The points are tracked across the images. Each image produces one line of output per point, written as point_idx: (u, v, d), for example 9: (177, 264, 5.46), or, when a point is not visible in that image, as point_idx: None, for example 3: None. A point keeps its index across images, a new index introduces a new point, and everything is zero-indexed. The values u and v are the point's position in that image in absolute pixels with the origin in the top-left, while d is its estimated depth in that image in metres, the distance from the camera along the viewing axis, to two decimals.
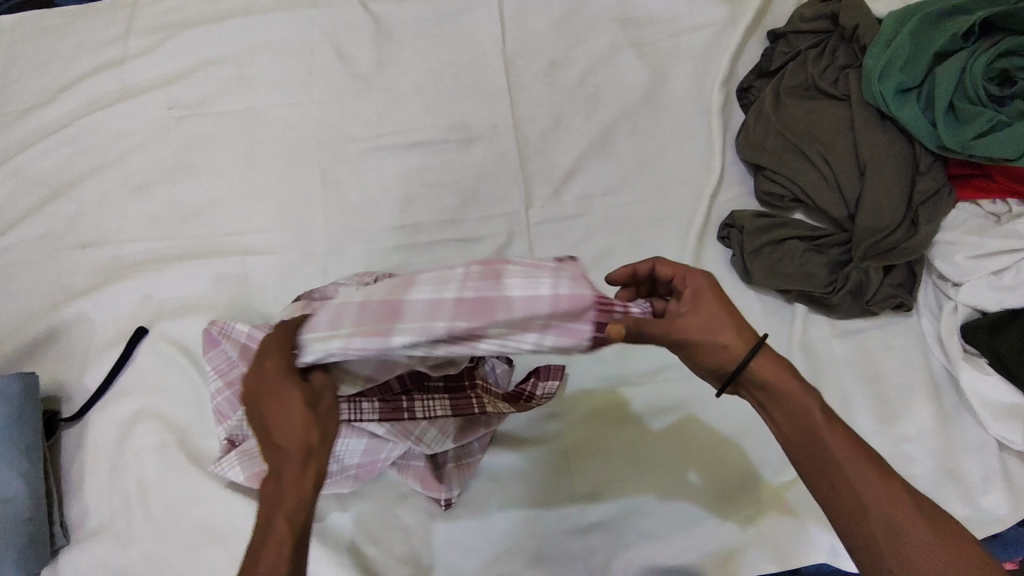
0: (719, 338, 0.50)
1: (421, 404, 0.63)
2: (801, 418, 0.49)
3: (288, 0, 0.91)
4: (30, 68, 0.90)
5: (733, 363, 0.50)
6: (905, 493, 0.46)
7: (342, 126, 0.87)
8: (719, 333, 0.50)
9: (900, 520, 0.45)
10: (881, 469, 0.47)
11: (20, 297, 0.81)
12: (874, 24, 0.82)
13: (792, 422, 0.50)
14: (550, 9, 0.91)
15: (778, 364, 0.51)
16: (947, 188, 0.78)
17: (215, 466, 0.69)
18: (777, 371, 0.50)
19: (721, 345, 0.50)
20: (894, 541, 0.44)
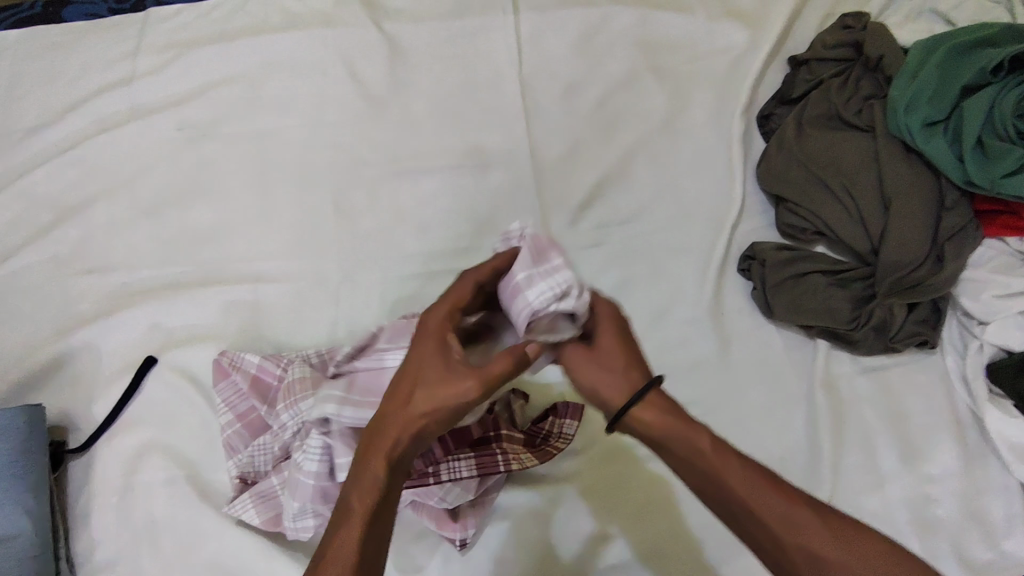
0: (599, 382, 0.55)
1: (446, 467, 0.65)
2: (700, 469, 0.51)
3: (301, 20, 0.90)
4: (37, 86, 0.88)
5: (615, 406, 0.54)
6: (809, 512, 0.49)
7: (355, 149, 0.85)
8: (603, 378, 0.55)
9: (815, 544, 0.48)
10: (784, 492, 0.50)
11: (25, 324, 0.79)
12: (899, 56, 0.81)
13: (695, 475, 0.52)
14: (568, 31, 0.90)
15: (672, 413, 0.53)
16: (973, 224, 0.76)
17: (230, 508, 0.68)
18: (664, 417, 0.53)
19: (602, 392, 0.55)
20: (815, 564, 0.47)
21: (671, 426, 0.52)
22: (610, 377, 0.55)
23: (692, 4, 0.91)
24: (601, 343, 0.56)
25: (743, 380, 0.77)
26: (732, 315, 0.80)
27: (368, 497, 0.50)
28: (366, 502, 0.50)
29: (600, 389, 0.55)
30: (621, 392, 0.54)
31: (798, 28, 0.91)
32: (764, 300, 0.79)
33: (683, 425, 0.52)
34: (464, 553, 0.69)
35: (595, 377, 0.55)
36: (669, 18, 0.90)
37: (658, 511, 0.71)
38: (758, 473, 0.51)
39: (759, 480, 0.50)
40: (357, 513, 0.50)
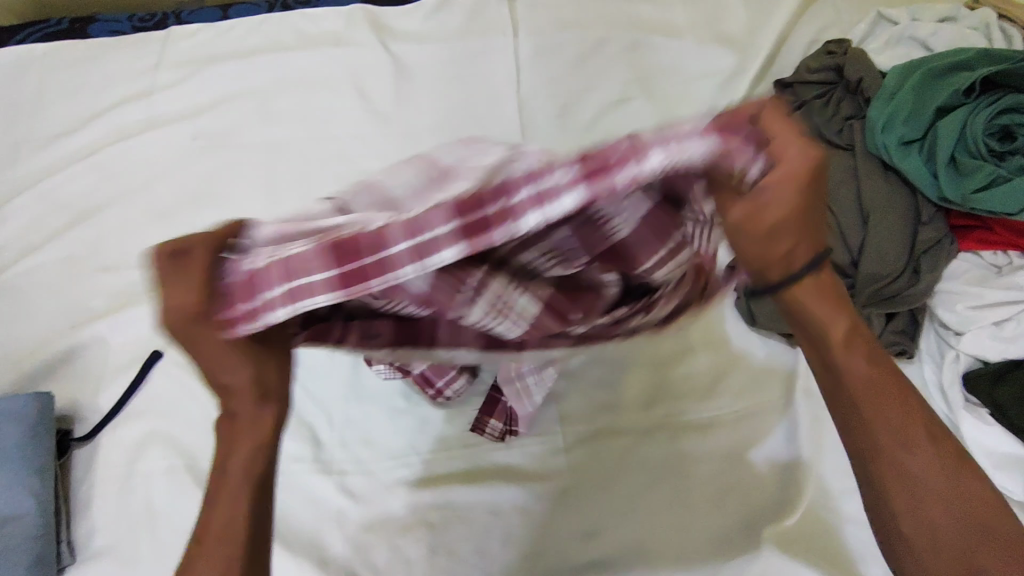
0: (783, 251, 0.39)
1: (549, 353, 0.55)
2: (830, 342, 0.43)
3: (313, 40, 0.96)
4: (62, 96, 0.94)
5: (788, 291, 0.42)
6: (927, 438, 0.43)
7: (358, 160, 0.90)
8: (776, 247, 0.38)
9: (925, 476, 0.42)
10: (909, 412, 0.44)
11: (39, 319, 0.83)
12: (878, 79, 0.85)
13: (816, 343, 0.44)
14: (564, 53, 0.95)
15: (825, 289, 0.42)
16: (948, 239, 0.80)
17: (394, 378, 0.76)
18: (821, 295, 0.42)
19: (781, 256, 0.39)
20: (914, 496, 0.42)
21: (825, 311, 0.43)
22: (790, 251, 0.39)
23: (682, 29, 0.96)
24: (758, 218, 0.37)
25: (724, 387, 0.80)
26: (717, 322, 0.83)
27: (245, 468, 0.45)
28: (242, 482, 0.45)
29: (761, 257, 0.39)
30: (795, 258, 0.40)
31: (784, 54, 0.96)
32: (747, 309, 0.81)
33: (827, 310, 0.43)
34: (448, 545, 0.71)
35: (784, 244, 0.38)
36: (660, 43, 0.95)
37: (634, 509, 0.73)
38: (891, 378, 0.44)
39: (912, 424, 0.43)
40: (226, 499, 0.45)
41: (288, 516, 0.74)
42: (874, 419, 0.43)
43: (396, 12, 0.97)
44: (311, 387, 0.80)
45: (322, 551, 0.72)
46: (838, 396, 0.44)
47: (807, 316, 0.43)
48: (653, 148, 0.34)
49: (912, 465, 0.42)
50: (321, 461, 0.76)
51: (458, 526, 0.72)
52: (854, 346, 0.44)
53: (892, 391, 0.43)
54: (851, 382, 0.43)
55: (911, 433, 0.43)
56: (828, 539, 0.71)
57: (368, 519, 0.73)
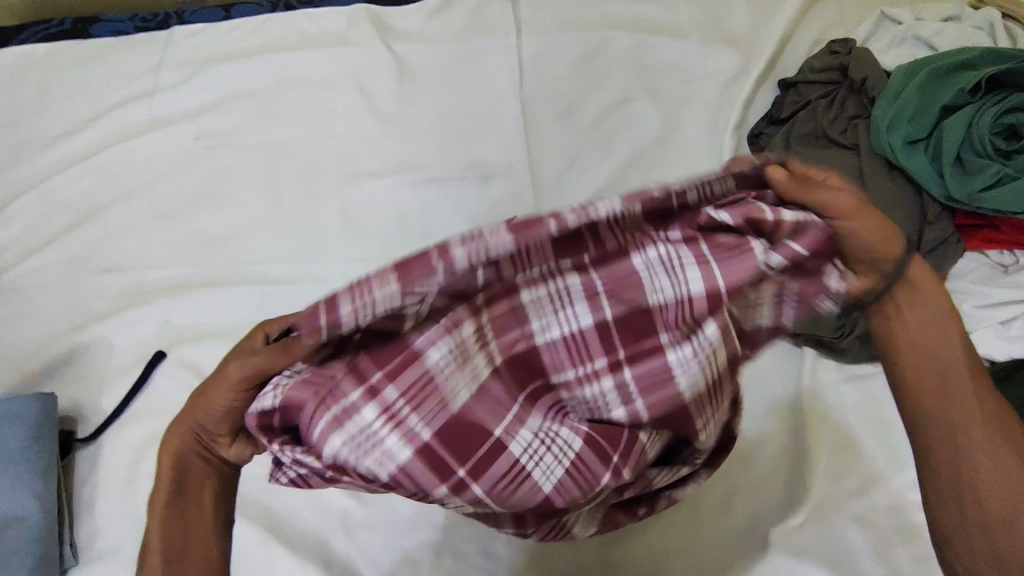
0: (869, 249, 0.46)
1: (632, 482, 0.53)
2: (935, 323, 0.47)
3: (316, 40, 0.95)
4: (64, 97, 0.93)
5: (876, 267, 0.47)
6: (1002, 434, 0.45)
7: (362, 161, 0.90)
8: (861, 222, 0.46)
9: (993, 463, 0.44)
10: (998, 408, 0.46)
11: (41, 320, 0.83)
12: (882, 79, 0.85)
13: (923, 325, 0.47)
14: (567, 53, 0.94)
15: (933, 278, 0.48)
16: (955, 238, 0.79)
17: None
18: (917, 280, 0.48)
19: (865, 247, 0.46)
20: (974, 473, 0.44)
21: (914, 290, 0.48)
22: (879, 230, 0.46)
23: (686, 29, 0.96)
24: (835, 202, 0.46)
25: None
26: None
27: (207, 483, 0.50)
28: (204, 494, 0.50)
29: (873, 239, 0.46)
30: (887, 246, 0.46)
31: (788, 54, 0.96)
32: None
33: (933, 298, 0.47)
34: (453, 547, 0.71)
35: (871, 225, 0.46)
36: (663, 42, 0.95)
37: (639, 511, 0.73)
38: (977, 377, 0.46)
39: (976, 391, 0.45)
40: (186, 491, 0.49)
41: (292, 518, 0.73)
42: (950, 385, 0.46)
43: (399, 13, 0.97)
44: None
45: (327, 553, 0.71)
46: (921, 366, 0.47)
47: (903, 291, 0.47)
48: (675, 233, 0.46)
49: (981, 451, 0.44)
50: None
51: (463, 527, 0.72)
52: (950, 330, 0.47)
53: (976, 377, 0.46)
54: (936, 346, 0.47)
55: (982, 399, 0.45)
56: (837, 538, 0.70)
57: (372, 520, 0.73)
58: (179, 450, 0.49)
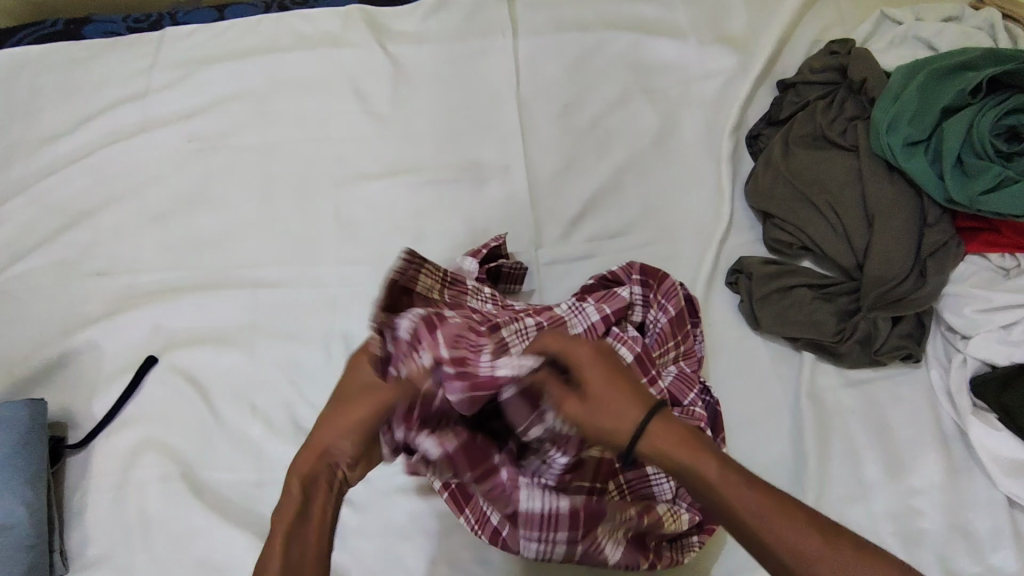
0: (607, 426, 0.49)
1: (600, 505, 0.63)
2: (716, 493, 0.44)
3: (310, 41, 0.94)
4: (56, 98, 0.93)
5: (660, 444, 0.47)
6: (848, 550, 0.41)
7: (357, 163, 0.89)
8: (607, 419, 0.49)
9: None
10: (821, 529, 0.42)
11: (33, 324, 0.82)
12: (882, 79, 0.84)
13: (717, 502, 0.44)
14: (564, 53, 0.94)
15: (677, 431, 0.47)
16: (955, 241, 0.78)
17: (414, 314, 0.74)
18: (674, 438, 0.47)
19: (608, 431, 0.49)
20: None
21: (679, 460, 0.46)
22: (619, 412, 0.49)
23: (684, 30, 0.95)
24: (587, 375, 0.52)
25: (728, 391, 0.78)
26: (721, 326, 0.81)
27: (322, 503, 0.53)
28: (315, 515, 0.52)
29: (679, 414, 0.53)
30: (630, 423, 0.48)
31: (787, 54, 0.95)
32: (751, 312, 0.80)
33: (682, 455, 0.46)
34: (448, 554, 0.70)
35: (586, 405, 0.51)
36: (661, 42, 0.94)
37: None
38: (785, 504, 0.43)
39: (770, 516, 0.43)
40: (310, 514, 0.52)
41: None
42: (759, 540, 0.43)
43: (395, 13, 0.96)
44: (306, 391, 0.78)
45: None
46: (719, 514, 0.45)
47: (674, 465, 0.46)
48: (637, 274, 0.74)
49: None
50: None
51: (458, 533, 0.71)
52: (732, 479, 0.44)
53: (780, 507, 0.43)
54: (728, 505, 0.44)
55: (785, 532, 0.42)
56: None
57: (367, 527, 0.72)
58: (305, 472, 0.54)
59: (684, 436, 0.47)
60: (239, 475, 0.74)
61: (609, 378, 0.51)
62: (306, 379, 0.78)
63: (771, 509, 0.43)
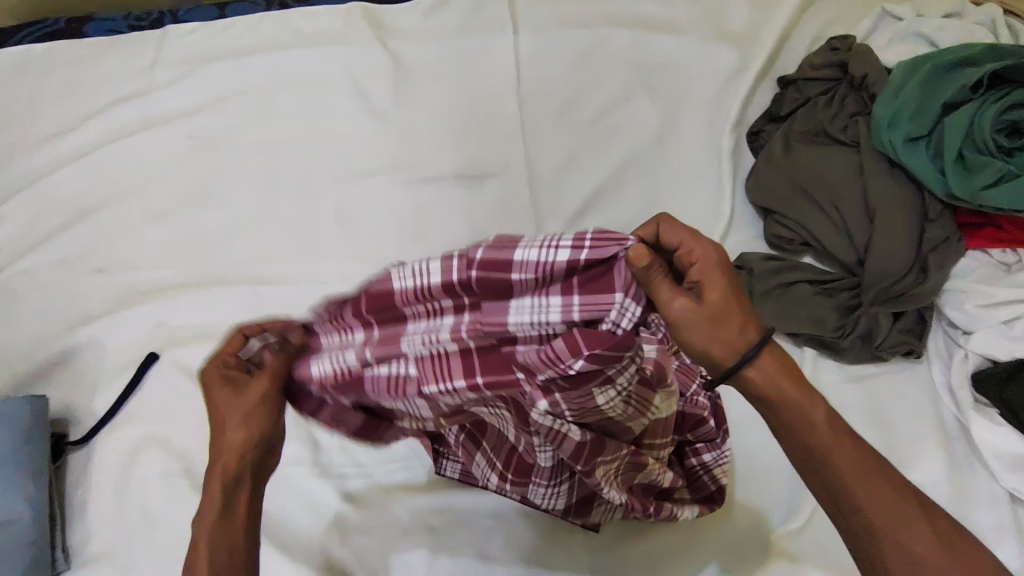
0: (720, 337, 0.46)
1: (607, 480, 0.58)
2: (806, 428, 0.47)
3: (312, 38, 0.95)
4: (57, 96, 0.93)
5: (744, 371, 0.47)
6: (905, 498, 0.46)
7: (358, 160, 0.89)
8: (716, 335, 0.46)
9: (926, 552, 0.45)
10: (884, 471, 0.47)
11: (35, 322, 0.82)
12: (882, 75, 0.84)
13: (797, 433, 0.47)
14: (565, 51, 0.94)
15: (781, 373, 0.47)
16: (957, 236, 0.78)
17: None
18: (773, 376, 0.47)
19: (721, 343, 0.46)
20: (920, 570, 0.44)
21: (796, 402, 0.47)
22: (724, 335, 0.46)
23: (685, 27, 0.95)
24: (709, 302, 0.46)
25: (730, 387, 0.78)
26: None
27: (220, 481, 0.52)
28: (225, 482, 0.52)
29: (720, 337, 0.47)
30: (733, 350, 0.47)
31: (789, 51, 0.95)
32: None
33: (796, 398, 0.47)
34: (449, 550, 0.70)
35: (694, 332, 0.46)
36: (662, 39, 0.94)
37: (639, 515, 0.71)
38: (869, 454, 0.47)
39: (886, 493, 0.46)
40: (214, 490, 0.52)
41: (286, 521, 0.72)
42: (861, 494, 0.46)
43: (396, 11, 0.96)
44: None
45: (320, 557, 0.70)
46: (822, 476, 0.47)
47: (779, 396, 0.47)
48: None
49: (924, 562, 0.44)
50: (321, 464, 0.75)
51: (460, 529, 0.71)
52: (840, 432, 0.47)
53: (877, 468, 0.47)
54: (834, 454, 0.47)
55: (875, 483, 0.46)
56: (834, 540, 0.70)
57: (370, 523, 0.72)
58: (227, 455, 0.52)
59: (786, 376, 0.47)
60: None
61: (734, 299, 0.47)
62: None
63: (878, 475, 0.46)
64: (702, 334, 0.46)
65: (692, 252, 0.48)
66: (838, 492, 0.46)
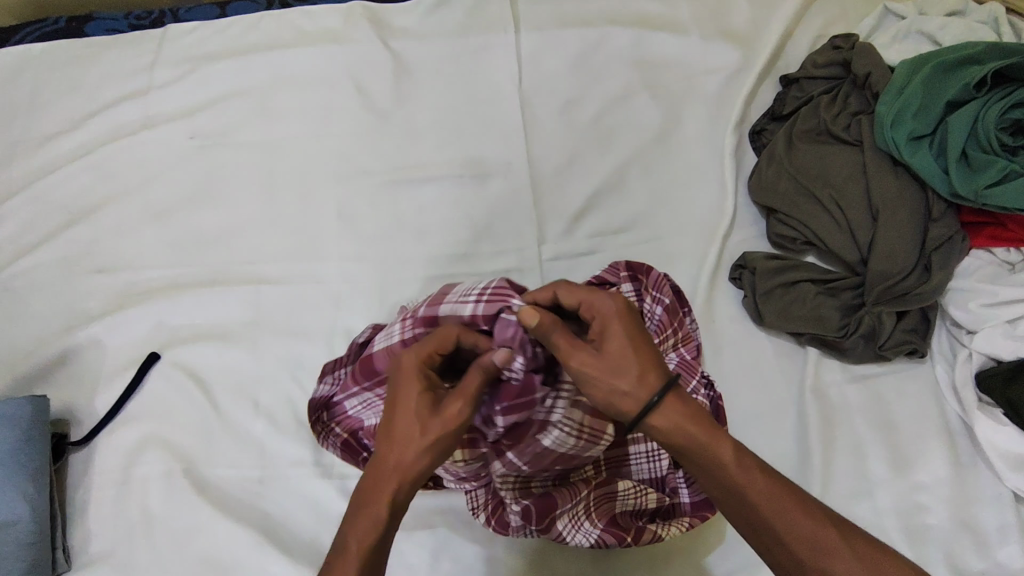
0: (614, 388, 0.51)
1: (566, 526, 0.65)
2: (713, 464, 0.51)
3: (312, 37, 0.94)
4: (57, 95, 0.93)
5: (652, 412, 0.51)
6: (809, 508, 0.50)
7: (359, 159, 0.88)
8: (620, 378, 0.51)
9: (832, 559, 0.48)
10: (789, 489, 0.51)
11: (35, 322, 0.82)
12: (886, 73, 0.83)
13: (708, 470, 0.51)
14: (566, 49, 0.93)
15: (684, 414, 0.51)
16: (960, 235, 0.77)
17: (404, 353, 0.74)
18: (682, 416, 0.51)
19: (613, 390, 0.51)
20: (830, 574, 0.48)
21: (699, 439, 0.51)
22: (626, 377, 0.51)
23: (686, 25, 0.94)
24: (609, 351, 0.52)
25: (732, 387, 0.78)
26: (724, 322, 0.81)
27: (374, 514, 0.51)
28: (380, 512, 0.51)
29: (630, 378, 0.51)
30: (640, 394, 0.51)
31: (790, 50, 0.94)
32: (754, 308, 0.80)
33: (699, 434, 0.51)
34: (451, 550, 0.70)
35: (600, 377, 0.51)
36: (663, 38, 0.94)
37: None
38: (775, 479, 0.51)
39: (794, 510, 0.50)
40: (359, 525, 0.51)
41: (288, 521, 0.72)
42: (770, 516, 0.50)
43: (396, 9, 0.96)
44: (307, 386, 0.78)
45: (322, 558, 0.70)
46: (736, 504, 0.51)
47: (685, 442, 0.51)
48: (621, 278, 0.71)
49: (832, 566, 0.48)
50: (322, 465, 0.74)
51: (462, 530, 0.71)
52: (743, 462, 0.51)
53: (781, 487, 0.51)
54: (744, 492, 0.50)
55: (783, 506, 0.50)
56: None
57: None
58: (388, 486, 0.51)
59: (690, 414, 0.51)
60: (240, 472, 0.74)
61: (630, 347, 0.52)
62: (308, 376, 0.78)
63: (782, 495, 0.50)
64: (609, 381, 0.51)
65: (592, 305, 0.54)
66: (749, 517, 0.51)
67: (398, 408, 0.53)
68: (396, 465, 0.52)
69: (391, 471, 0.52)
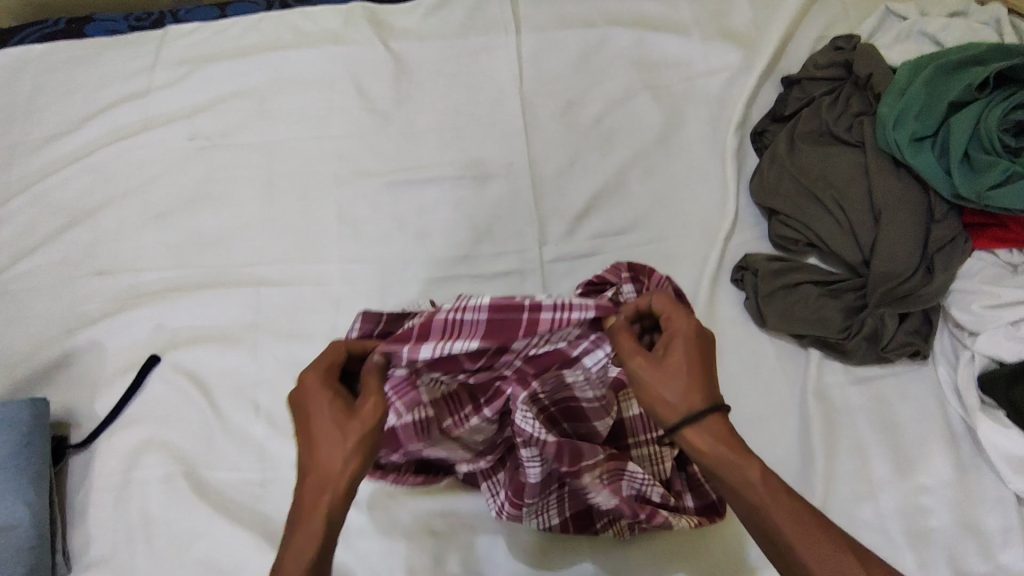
0: (660, 395, 0.51)
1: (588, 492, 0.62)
2: (739, 482, 0.50)
3: (312, 38, 0.94)
4: (57, 97, 0.92)
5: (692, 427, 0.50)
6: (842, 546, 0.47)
7: (359, 160, 0.88)
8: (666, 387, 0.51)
9: None
10: (819, 520, 0.49)
11: (35, 324, 0.81)
12: (888, 74, 0.83)
13: (732, 488, 0.50)
14: (567, 50, 0.93)
15: (723, 430, 0.50)
16: (963, 237, 0.77)
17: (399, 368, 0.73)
18: (720, 437, 0.50)
19: (661, 400, 0.51)
20: None
21: (726, 456, 0.50)
22: (671, 386, 0.51)
23: (688, 26, 0.94)
24: (669, 356, 0.52)
25: (734, 389, 0.78)
26: (726, 324, 0.81)
27: (310, 529, 0.49)
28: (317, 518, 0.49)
29: (675, 388, 0.51)
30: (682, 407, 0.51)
31: (792, 50, 0.94)
32: (756, 309, 0.80)
33: (729, 453, 0.50)
34: (453, 554, 0.69)
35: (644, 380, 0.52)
36: (664, 39, 0.94)
37: None
38: (807, 509, 0.49)
39: (823, 542, 0.47)
40: (295, 545, 0.49)
41: None
42: (793, 540, 0.48)
43: (397, 11, 0.96)
44: None
45: None
46: (761, 526, 0.49)
47: (716, 459, 0.50)
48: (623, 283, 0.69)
49: None
50: None
51: (463, 533, 0.70)
52: (773, 489, 0.49)
53: (811, 518, 0.48)
54: (768, 513, 0.49)
55: (810, 535, 0.48)
56: None
57: (372, 528, 0.71)
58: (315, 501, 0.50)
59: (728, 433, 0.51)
60: (241, 475, 0.74)
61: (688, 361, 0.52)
62: None
63: (811, 525, 0.48)
64: (653, 387, 0.51)
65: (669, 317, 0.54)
66: (770, 541, 0.49)
67: (310, 422, 0.52)
68: (321, 479, 0.50)
69: (313, 486, 0.50)
